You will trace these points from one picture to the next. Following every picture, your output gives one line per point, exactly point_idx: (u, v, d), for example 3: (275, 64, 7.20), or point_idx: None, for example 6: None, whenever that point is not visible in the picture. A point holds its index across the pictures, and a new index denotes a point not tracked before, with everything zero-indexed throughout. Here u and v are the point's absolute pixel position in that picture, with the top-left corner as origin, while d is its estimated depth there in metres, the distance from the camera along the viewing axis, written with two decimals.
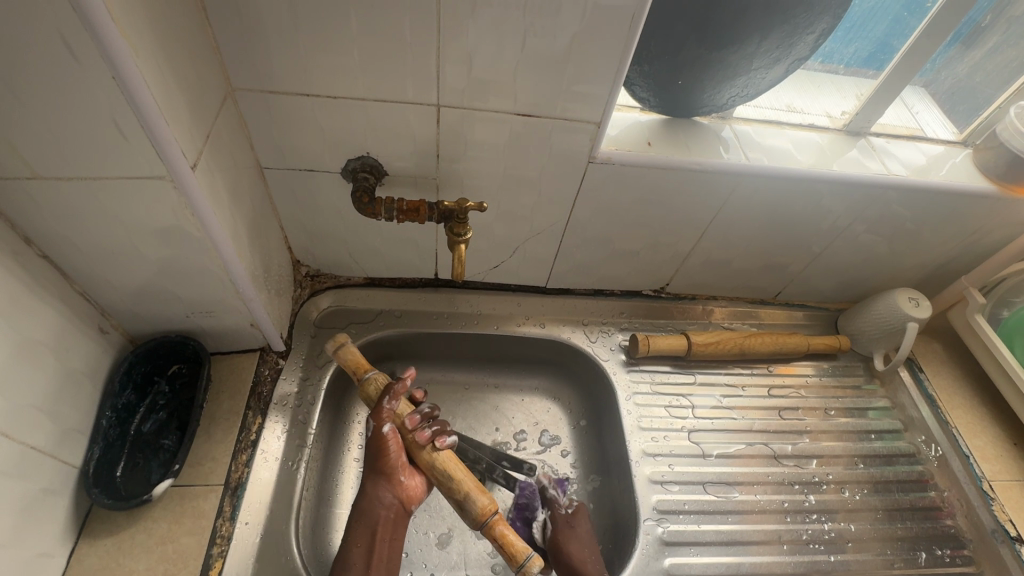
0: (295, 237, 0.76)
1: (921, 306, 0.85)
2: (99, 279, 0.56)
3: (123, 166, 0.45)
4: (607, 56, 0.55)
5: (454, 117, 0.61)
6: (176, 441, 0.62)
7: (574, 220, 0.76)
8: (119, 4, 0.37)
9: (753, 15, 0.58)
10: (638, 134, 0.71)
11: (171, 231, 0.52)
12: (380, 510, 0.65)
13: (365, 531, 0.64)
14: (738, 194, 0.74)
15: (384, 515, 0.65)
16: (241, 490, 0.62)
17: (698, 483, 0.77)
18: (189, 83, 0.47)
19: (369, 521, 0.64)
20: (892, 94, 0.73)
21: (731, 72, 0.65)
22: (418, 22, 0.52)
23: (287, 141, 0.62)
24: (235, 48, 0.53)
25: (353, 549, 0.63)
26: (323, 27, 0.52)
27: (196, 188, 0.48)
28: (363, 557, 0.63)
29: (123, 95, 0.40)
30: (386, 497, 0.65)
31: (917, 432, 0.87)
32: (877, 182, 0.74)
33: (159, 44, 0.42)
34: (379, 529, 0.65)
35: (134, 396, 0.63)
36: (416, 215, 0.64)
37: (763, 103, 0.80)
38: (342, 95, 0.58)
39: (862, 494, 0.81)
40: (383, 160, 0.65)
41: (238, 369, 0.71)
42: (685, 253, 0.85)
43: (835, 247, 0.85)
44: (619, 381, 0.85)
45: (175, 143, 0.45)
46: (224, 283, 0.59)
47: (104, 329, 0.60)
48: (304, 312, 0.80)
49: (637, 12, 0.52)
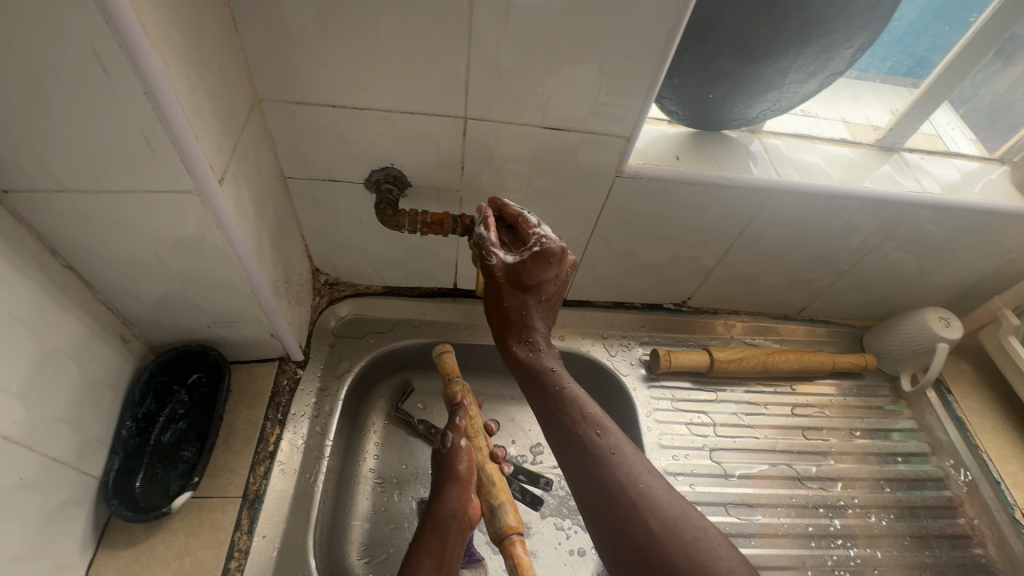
0: (315, 246, 0.75)
1: (952, 326, 0.83)
2: (123, 289, 0.55)
3: (151, 180, 0.44)
4: (638, 70, 0.54)
5: (481, 129, 0.60)
6: (195, 452, 0.62)
7: (597, 234, 0.75)
8: (153, 19, 0.36)
9: (791, 29, 0.56)
10: (666, 147, 0.70)
11: (196, 243, 0.51)
12: (451, 517, 0.63)
13: (436, 541, 0.62)
14: (767, 210, 0.73)
15: (451, 524, 0.63)
16: (258, 502, 0.62)
17: (720, 505, 0.76)
18: (218, 96, 0.46)
19: (438, 532, 0.63)
20: (929, 109, 0.71)
21: (763, 88, 0.63)
22: (449, 35, 0.51)
23: (311, 151, 0.62)
24: (263, 59, 0.52)
25: (425, 561, 0.60)
26: (353, 39, 0.51)
27: (223, 202, 0.48)
28: (435, 566, 0.60)
29: (155, 112, 0.39)
30: (456, 503, 0.64)
31: (944, 456, 0.85)
32: (913, 199, 0.71)
33: (191, 58, 0.42)
34: (449, 539, 0.63)
35: (155, 405, 0.62)
36: (439, 228, 0.63)
37: (793, 116, 0.78)
38: (368, 106, 0.57)
39: (889, 520, 0.79)
40: (407, 171, 0.65)
41: (257, 379, 0.71)
42: (709, 267, 0.83)
43: (863, 264, 0.83)
44: (639, 396, 0.83)
45: (204, 157, 0.44)
46: (246, 294, 0.59)
47: (126, 338, 0.60)
48: (322, 320, 0.80)
49: (673, 28, 0.51)
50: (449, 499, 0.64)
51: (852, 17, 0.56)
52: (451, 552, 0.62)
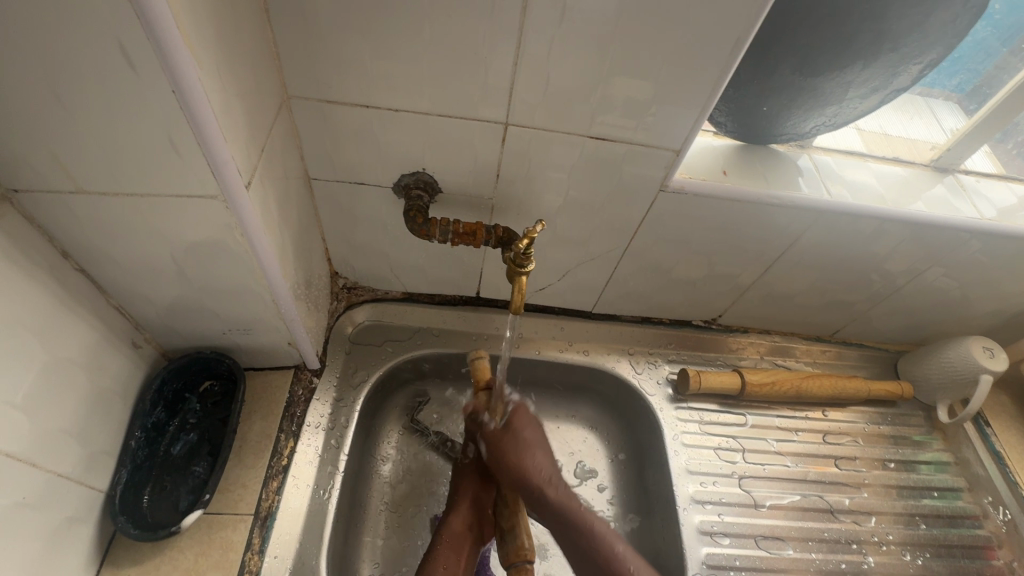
0: (336, 248, 0.72)
1: (996, 358, 0.79)
2: (136, 294, 0.52)
3: (174, 185, 0.41)
4: (696, 81, 0.51)
5: (521, 136, 0.56)
6: (207, 467, 0.59)
7: (632, 248, 0.71)
8: (185, 10, 0.33)
9: (862, 41, 0.52)
10: (712, 161, 0.66)
11: (217, 250, 0.48)
12: (465, 531, 0.64)
13: (449, 554, 0.62)
14: (815, 231, 0.69)
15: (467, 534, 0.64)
16: (271, 520, 0.59)
17: (750, 537, 0.73)
18: (249, 95, 0.43)
19: (455, 541, 0.63)
20: (992, 131, 0.67)
21: (822, 102, 0.59)
22: (496, 36, 0.47)
23: (339, 152, 0.58)
24: (295, 54, 0.49)
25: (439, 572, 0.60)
26: (393, 36, 0.47)
27: (250, 210, 0.45)
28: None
29: (184, 114, 0.36)
30: (467, 514, 0.65)
31: (981, 493, 0.82)
32: (969, 226, 0.67)
33: (223, 54, 0.38)
34: (462, 554, 0.62)
35: (165, 414, 0.59)
36: (472, 239, 0.60)
37: (843, 131, 0.74)
38: (403, 108, 0.53)
39: (924, 559, 0.76)
40: (439, 177, 0.61)
41: (271, 387, 0.68)
42: (745, 286, 0.79)
43: (906, 289, 0.79)
44: (666, 418, 0.80)
45: (233, 163, 0.40)
46: (267, 302, 0.56)
47: (138, 344, 0.57)
48: (339, 326, 0.76)
49: (741, 39, 0.47)
50: (460, 510, 0.65)
51: (929, 31, 0.52)
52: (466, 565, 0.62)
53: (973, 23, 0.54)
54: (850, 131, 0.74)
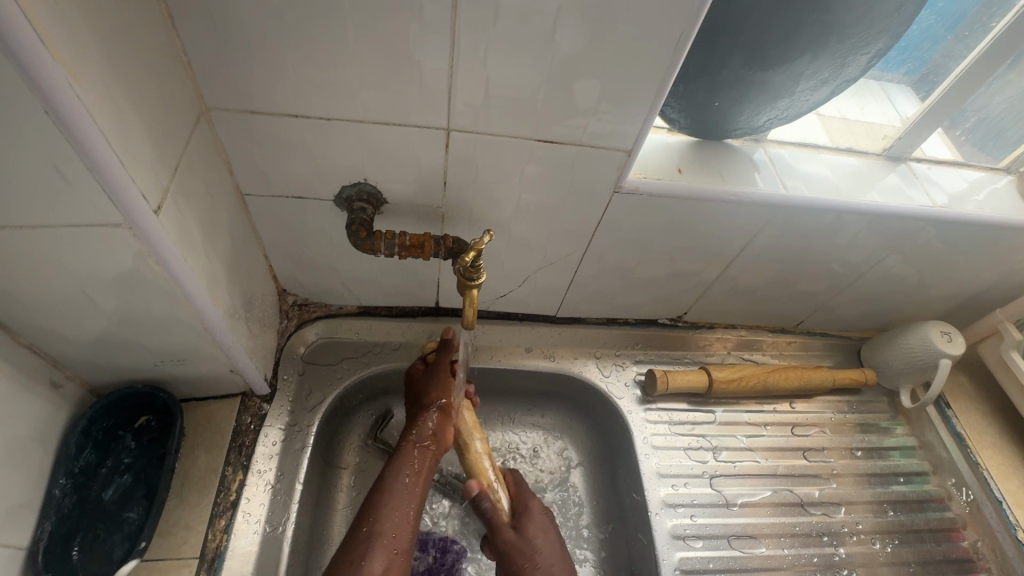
0: (280, 265, 0.68)
1: (954, 341, 0.80)
2: (48, 331, 0.48)
3: (69, 214, 0.37)
4: (642, 80, 0.49)
5: (466, 141, 0.53)
6: (142, 512, 0.55)
7: (591, 251, 0.69)
8: (51, 19, 0.29)
9: (808, 33, 0.51)
10: (667, 159, 0.64)
11: (133, 279, 0.44)
12: (430, 436, 0.64)
13: (416, 454, 0.63)
14: (774, 225, 0.68)
15: (418, 481, 0.61)
16: (219, 562, 0.55)
17: (723, 537, 0.73)
18: (152, 111, 0.39)
19: (404, 505, 0.58)
20: (942, 118, 0.67)
21: (773, 95, 0.58)
22: (428, 37, 0.44)
23: (273, 166, 0.54)
24: (209, 62, 0.45)
25: (405, 471, 0.61)
26: (317, 40, 0.44)
27: (161, 234, 0.41)
28: (394, 545, 0.55)
29: (65, 135, 0.32)
30: (409, 476, 0.60)
31: (945, 475, 0.83)
32: (922, 214, 0.67)
33: (111, 69, 0.34)
34: (423, 461, 0.62)
35: (95, 456, 0.55)
36: (420, 251, 0.57)
37: (797, 124, 0.73)
38: (336, 117, 0.50)
39: (894, 545, 0.77)
40: (382, 187, 0.58)
41: (216, 417, 0.63)
42: (708, 282, 0.78)
43: (867, 278, 0.79)
44: (635, 420, 0.78)
45: (134, 187, 0.37)
46: (199, 331, 0.52)
47: (58, 383, 0.52)
48: (290, 346, 0.72)
49: (685, 34, 0.45)
50: (405, 457, 0.62)
51: (874, 21, 0.51)
52: (414, 522, 0.58)
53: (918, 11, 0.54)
54: (803, 122, 0.73)
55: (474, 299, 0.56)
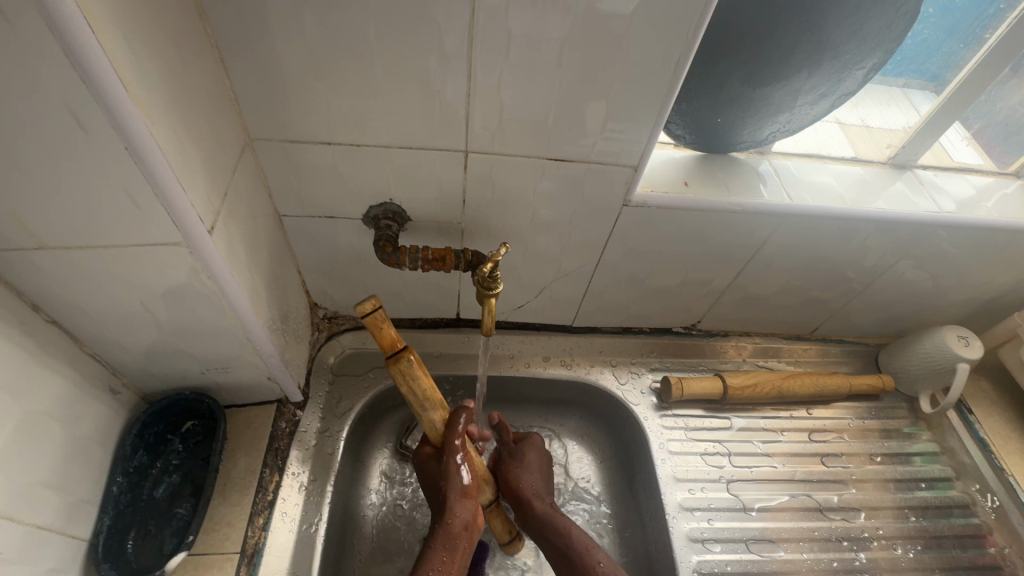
0: (313, 281, 0.73)
1: (972, 346, 0.80)
2: (110, 341, 0.53)
3: (137, 235, 0.42)
4: (644, 101, 0.52)
5: (483, 161, 0.58)
6: (190, 508, 0.60)
7: (603, 261, 0.73)
8: (131, 70, 0.34)
9: (803, 52, 0.54)
10: (674, 173, 0.67)
11: (187, 292, 0.49)
12: (462, 531, 0.59)
13: (445, 555, 0.57)
14: (781, 233, 0.70)
15: None
16: (257, 557, 0.59)
17: (741, 542, 0.73)
18: (207, 144, 0.44)
19: None
20: (944, 127, 0.69)
21: (773, 111, 0.61)
22: (447, 69, 0.49)
23: (307, 190, 0.59)
24: (253, 98, 0.50)
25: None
26: (348, 76, 0.49)
27: (213, 252, 0.46)
28: None
29: (139, 168, 0.37)
30: None
31: (969, 481, 0.82)
32: (930, 219, 0.69)
33: (175, 111, 0.39)
34: (459, 553, 0.58)
35: (147, 457, 0.60)
36: (442, 264, 0.61)
37: (804, 135, 0.76)
38: (364, 143, 0.55)
39: (916, 551, 0.76)
40: (406, 206, 0.62)
41: (253, 422, 0.68)
42: (720, 290, 0.80)
43: (879, 283, 0.80)
44: (651, 426, 0.80)
45: (193, 211, 0.42)
46: (242, 340, 0.56)
47: (115, 389, 0.58)
48: (321, 356, 0.76)
49: (682, 59, 0.49)
50: (432, 560, 0.56)
51: (865, 38, 0.54)
52: None
53: (910, 26, 0.56)
54: (808, 134, 0.76)
55: (377, 322, 0.53)
